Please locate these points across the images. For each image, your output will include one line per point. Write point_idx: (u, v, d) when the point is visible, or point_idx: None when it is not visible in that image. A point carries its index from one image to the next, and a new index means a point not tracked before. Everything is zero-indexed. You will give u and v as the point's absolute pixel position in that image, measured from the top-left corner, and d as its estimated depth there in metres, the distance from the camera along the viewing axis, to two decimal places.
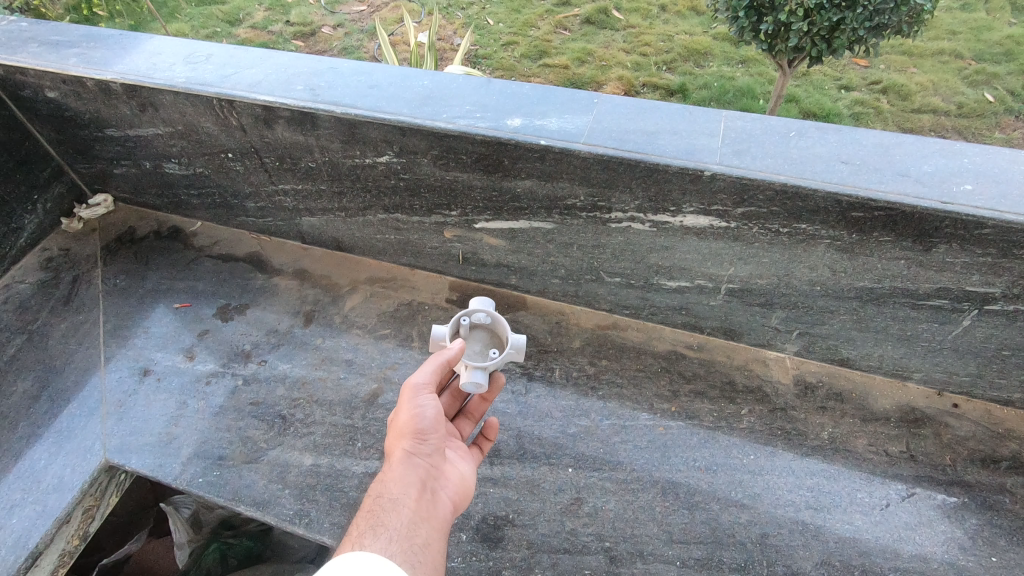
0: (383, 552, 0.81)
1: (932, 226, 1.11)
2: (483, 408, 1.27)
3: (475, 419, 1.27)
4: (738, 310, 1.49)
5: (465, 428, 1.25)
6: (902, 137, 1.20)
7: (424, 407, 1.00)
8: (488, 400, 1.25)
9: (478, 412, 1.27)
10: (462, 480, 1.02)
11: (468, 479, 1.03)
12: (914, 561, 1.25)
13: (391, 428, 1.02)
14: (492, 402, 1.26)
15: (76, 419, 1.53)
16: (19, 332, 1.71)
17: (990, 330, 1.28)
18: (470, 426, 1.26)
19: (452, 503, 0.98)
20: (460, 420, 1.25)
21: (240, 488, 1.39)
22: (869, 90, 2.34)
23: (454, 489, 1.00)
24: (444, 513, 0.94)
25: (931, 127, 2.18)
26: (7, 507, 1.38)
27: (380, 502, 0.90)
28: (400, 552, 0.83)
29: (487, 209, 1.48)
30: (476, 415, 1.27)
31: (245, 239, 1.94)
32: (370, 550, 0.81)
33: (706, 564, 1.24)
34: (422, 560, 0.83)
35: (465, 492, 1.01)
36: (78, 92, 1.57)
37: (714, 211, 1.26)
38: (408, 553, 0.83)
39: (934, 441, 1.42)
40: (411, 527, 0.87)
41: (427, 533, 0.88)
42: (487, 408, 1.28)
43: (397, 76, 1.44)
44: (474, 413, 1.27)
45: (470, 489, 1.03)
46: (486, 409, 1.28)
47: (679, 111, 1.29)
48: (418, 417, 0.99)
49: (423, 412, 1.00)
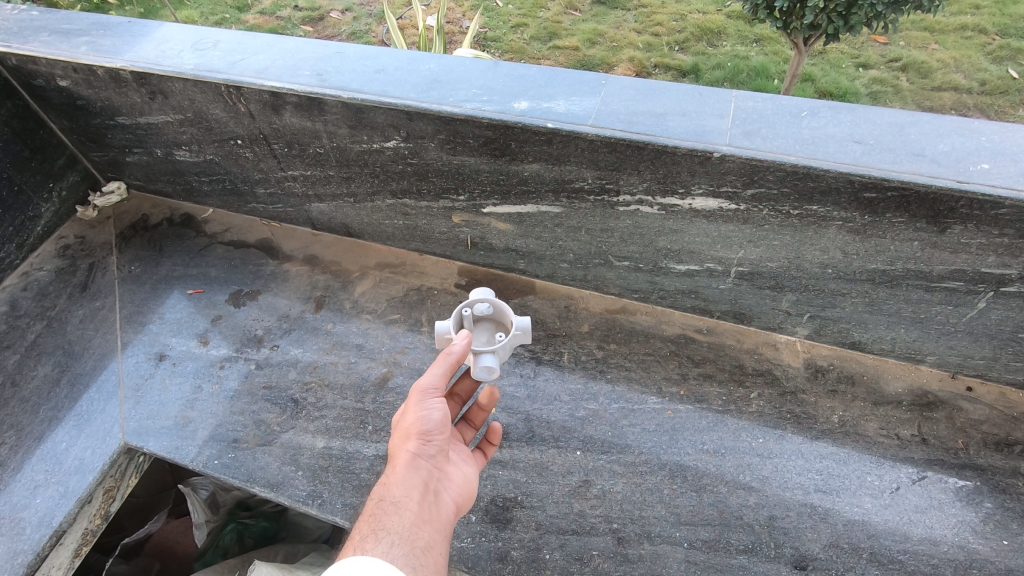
0: (386, 556, 0.80)
1: (947, 206, 1.09)
2: (482, 418, 1.25)
3: (475, 426, 1.27)
4: (748, 293, 1.47)
5: (464, 434, 1.26)
6: (917, 116, 1.18)
7: (432, 410, 0.96)
8: (486, 411, 1.23)
9: (477, 421, 1.26)
10: (466, 481, 1.00)
11: (472, 480, 1.02)
12: (924, 544, 1.24)
13: (396, 428, 0.99)
14: (490, 412, 1.24)
15: (95, 403, 1.57)
16: (39, 319, 1.75)
17: (1005, 313, 1.26)
18: (470, 433, 1.27)
19: (455, 505, 0.96)
20: (460, 426, 1.26)
21: (254, 469, 1.42)
22: (887, 68, 2.28)
23: (458, 490, 0.98)
24: (447, 515, 0.93)
25: (952, 105, 2.12)
26: (30, 488, 1.42)
27: (383, 506, 0.88)
28: (403, 555, 0.81)
29: (494, 193, 1.48)
30: (475, 422, 1.27)
31: (256, 226, 1.96)
32: (373, 555, 0.79)
33: (713, 545, 1.25)
34: (425, 563, 0.81)
35: (468, 493, 1.00)
36: (89, 80, 1.58)
37: (723, 193, 1.24)
38: (411, 556, 0.81)
39: (946, 424, 1.40)
40: (413, 530, 0.86)
41: (429, 536, 0.87)
42: (486, 417, 1.26)
43: (404, 60, 1.43)
44: (474, 420, 1.26)
45: (473, 489, 1.01)
46: (485, 418, 1.26)
47: (688, 92, 1.27)
48: (424, 419, 0.95)
49: (429, 415, 0.96)
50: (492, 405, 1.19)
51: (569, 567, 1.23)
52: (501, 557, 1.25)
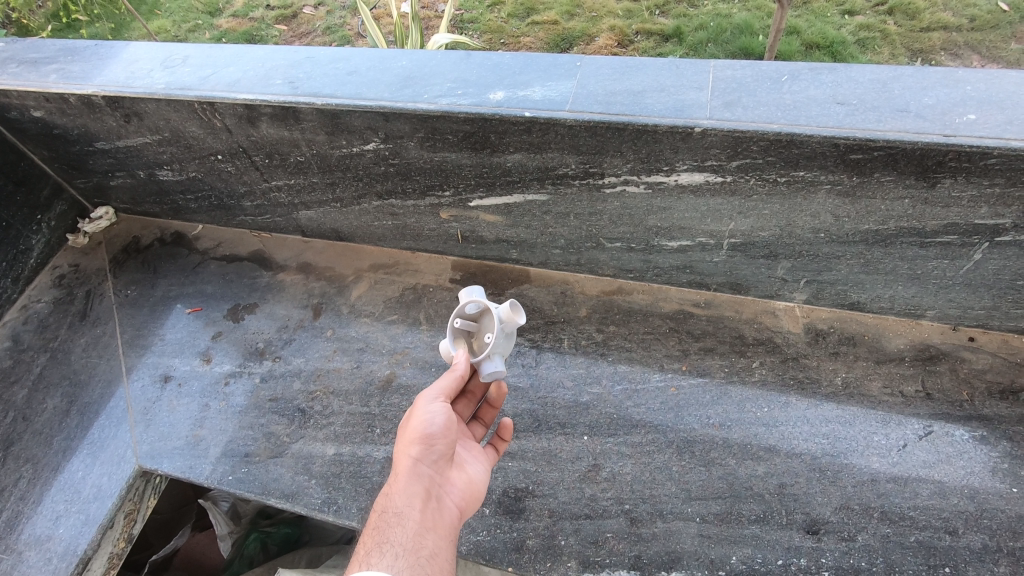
0: (390, 570, 0.81)
1: (935, 161, 1.07)
2: (493, 415, 1.24)
3: (486, 424, 1.24)
4: (743, 264, 1.47)
5: (477, 432, 1.23)
6: (899, 70, 1.15)
7: (435, 413, 0.96)
8: (495, 407, 1.23)
9: (488, 418, 1.24)
10: (469, 483, 1.01)
11: (474, 483, 1.02)
12: (933, 499, 1.25)
13: (399, 434, 0.98)
14: (500, 408, 1.23)
15: (106, 429, 1.59)
16: (43, 351, 1.76)
17: (1002, 262, 1.25)
18: (481, 430, 1.25)
19: (457, 509, 0.97)
20: (471, 425, 1.23)
21: (268, 482, 1.44)
22: (874, 13, 1.97)
23: (459, 494, 0.99)
24: (450, 520, 0.94)
25: (942, 45, 1.80)
26: (53, 518, 1.46)
27: (386, 517, 0.89)
28: (407, 567, 0.82)
29: (479, 186, 1.47)
30: (485, 420, 1.24)
31: (247, 238, 1.96)
32: (377, 570, 0.80)
33: (725, 517, 1.26)
34: (430, 572, 0.83)
35: (471, 495, 1.01)
36: (62, 109, 1.56)
37: (708, 167, 1.23)
38: (415, 567, 0.82)
39: (950, 376, 1.41)
40: (417, 539, 0.87)
41: (433, 543, 0.87)
42: (496, 414, 1.25)
43: (375, 58, 1.41)
44: (485, 418, 1.24)
45: (475, 492, 1.02)
46: (495, 415, 1.25)
47: (665, 67, 1.25)
48: (428, 422, 0.95)
49: (432, 418, 0.95)
50: (500, 403, 1.20)
51: (585, 551, 1.25)
52: (518, 547, 1.27)
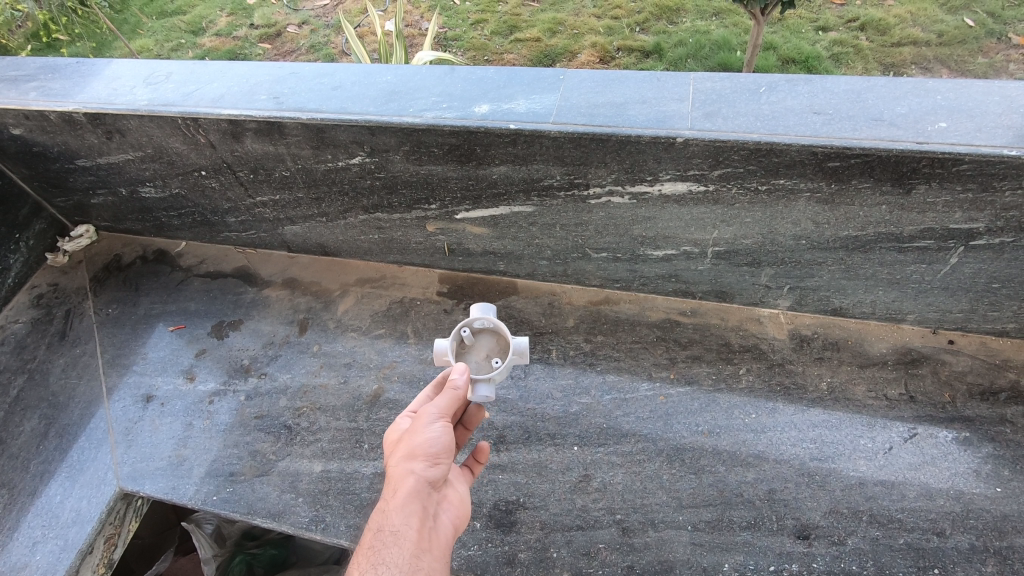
0: None
1: (910, 168, 1.10)
2: None
3: None
4: (727, 272, 1.49)
5: None
6: (873, 80, 1.18)
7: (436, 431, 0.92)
8: None
9: None
10: (463, 502, 0.96)
11: (469, 501, 0.97)
12: (921, 500, 1.26)
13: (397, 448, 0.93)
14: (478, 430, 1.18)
15: (86, 452, 1.55)
16: (20, 372, 1.72)
17: (977, 266, 1.28)
18: None
19: (453, 528, 0.92)
20: None
21: (254, 501, 1.42)
22: (847, 29, 2.02)
23: (455, 511, 0.93)
24: (445, 540, 0.89)
25: (912, 59, 1.86)
26: (29, 545, 1.41)
27: (382, 536, 0.84)
28: None
29: (465, 199, 1.48)
30: None
31: (231, 254, 1.94)
32: None
33: (717, 525, 1.26)
34: None
35: (465, 515, 0.95)
36: (42, 126, 1.54)
37: (691, 176, 1.24)
38: None
39: (932, 379, 1.43)
40: (414, 562, 0.82)
41: (430, 566, 0.83)
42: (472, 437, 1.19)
43: (360, 74, 1.41)
44: None
45: (469, 510, 0.97)
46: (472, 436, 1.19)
47: (646, 79, 1.27)
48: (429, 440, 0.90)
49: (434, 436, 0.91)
50: (475, 425, 1.11)
51: (577, 562, 1.25)
52: (509, 560, 1.26)
